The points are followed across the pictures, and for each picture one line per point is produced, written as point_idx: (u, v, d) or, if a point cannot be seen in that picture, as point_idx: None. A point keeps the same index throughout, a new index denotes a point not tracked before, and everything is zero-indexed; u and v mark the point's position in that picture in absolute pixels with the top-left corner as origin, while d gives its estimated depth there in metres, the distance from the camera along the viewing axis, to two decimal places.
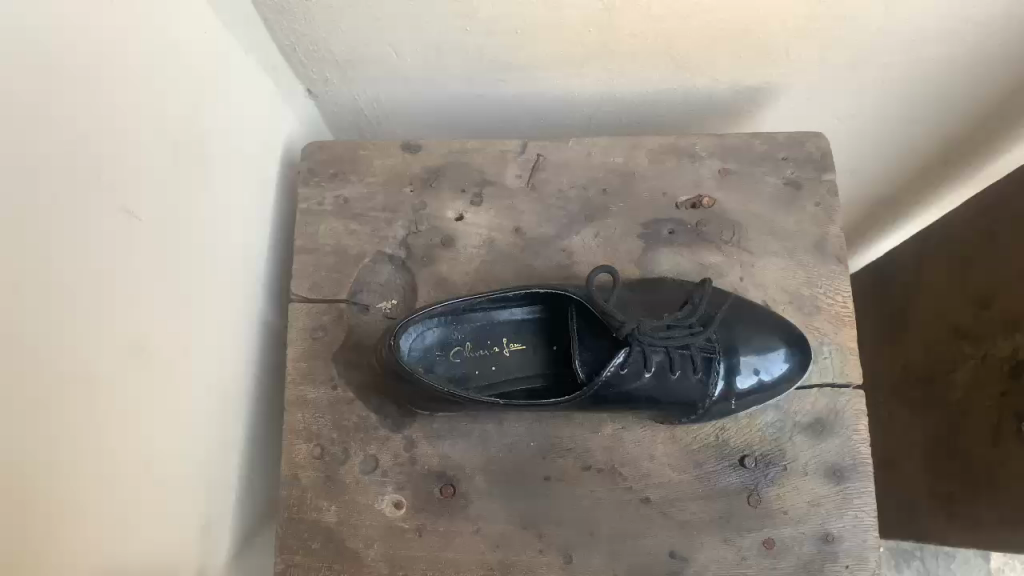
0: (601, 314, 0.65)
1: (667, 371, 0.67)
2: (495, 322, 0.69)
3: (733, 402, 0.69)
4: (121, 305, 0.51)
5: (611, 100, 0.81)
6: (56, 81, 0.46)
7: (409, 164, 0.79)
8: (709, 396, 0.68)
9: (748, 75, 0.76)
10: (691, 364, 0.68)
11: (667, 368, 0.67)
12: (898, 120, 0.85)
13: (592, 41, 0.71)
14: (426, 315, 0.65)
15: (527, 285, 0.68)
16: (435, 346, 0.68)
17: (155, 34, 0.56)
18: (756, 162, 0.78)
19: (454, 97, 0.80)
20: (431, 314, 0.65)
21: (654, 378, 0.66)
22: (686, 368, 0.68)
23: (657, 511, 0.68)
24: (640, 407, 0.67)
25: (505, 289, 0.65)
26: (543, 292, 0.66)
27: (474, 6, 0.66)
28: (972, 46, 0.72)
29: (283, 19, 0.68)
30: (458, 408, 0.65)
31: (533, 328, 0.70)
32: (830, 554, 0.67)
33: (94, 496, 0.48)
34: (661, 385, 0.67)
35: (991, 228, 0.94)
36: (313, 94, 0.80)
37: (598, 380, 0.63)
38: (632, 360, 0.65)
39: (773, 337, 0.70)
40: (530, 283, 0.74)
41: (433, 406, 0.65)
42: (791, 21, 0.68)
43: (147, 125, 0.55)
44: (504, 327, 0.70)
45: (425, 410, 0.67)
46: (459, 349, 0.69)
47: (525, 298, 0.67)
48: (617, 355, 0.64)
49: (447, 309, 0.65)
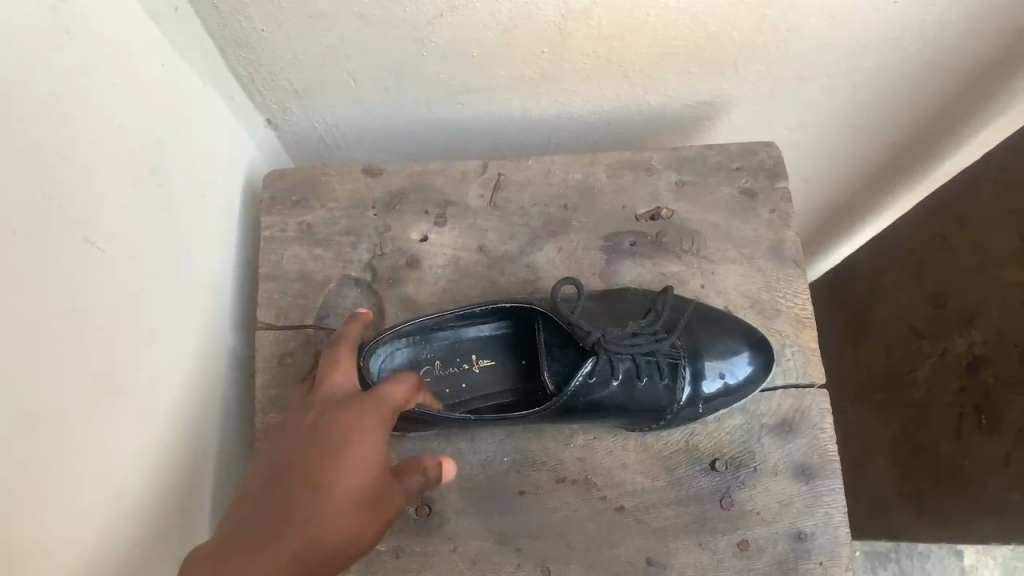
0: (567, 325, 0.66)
1: (635, 379, 0.68)
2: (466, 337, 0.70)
3: (701, 402, 0.70)
4: (94, 338, 0.52)
5: (568, 119, 0.82)
6: (20, 117, 0.46)
7: (371, 188, 0.79)
8: (679, 399, 0.70)
9: (699, 89, 0.79)
10: (658, 369, 0.69)
11: (635, 376, 0.68)
12: (846, 129, 0.87)
13: (544, 62, 0.73)
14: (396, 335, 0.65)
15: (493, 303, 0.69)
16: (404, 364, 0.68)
17: (112, 68, 0.56)
18: (710, 172, 0.80)
19: (413, 122, 0.81)
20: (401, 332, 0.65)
21: (624, 389, 0.68)
22: (653, 375, 0.69)
23: (632, 519, 0.69)
24: (611, 414, 0.68)
25: (475, 303, 0.66)
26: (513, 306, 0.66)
27: (430, 30, 0.68)
28: (911, 53, 0.75)
29: (240, 50, 0.69)
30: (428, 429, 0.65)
31: (502, 340, 0.71)
32: (804, 551, 0.68)
33: (70, 532, 0.47)
34: (631, 393, 0.68)
35: (941, 231, 1.00)
36: (273, 124, 0.81)
37: (568, 391, 0.64)
38: (598, 369, 0.66)
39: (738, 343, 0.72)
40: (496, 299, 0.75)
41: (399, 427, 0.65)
42: (738, 36, 0.71)
43: (108, 156, 0.55)
44: (475, 341, 0.70)
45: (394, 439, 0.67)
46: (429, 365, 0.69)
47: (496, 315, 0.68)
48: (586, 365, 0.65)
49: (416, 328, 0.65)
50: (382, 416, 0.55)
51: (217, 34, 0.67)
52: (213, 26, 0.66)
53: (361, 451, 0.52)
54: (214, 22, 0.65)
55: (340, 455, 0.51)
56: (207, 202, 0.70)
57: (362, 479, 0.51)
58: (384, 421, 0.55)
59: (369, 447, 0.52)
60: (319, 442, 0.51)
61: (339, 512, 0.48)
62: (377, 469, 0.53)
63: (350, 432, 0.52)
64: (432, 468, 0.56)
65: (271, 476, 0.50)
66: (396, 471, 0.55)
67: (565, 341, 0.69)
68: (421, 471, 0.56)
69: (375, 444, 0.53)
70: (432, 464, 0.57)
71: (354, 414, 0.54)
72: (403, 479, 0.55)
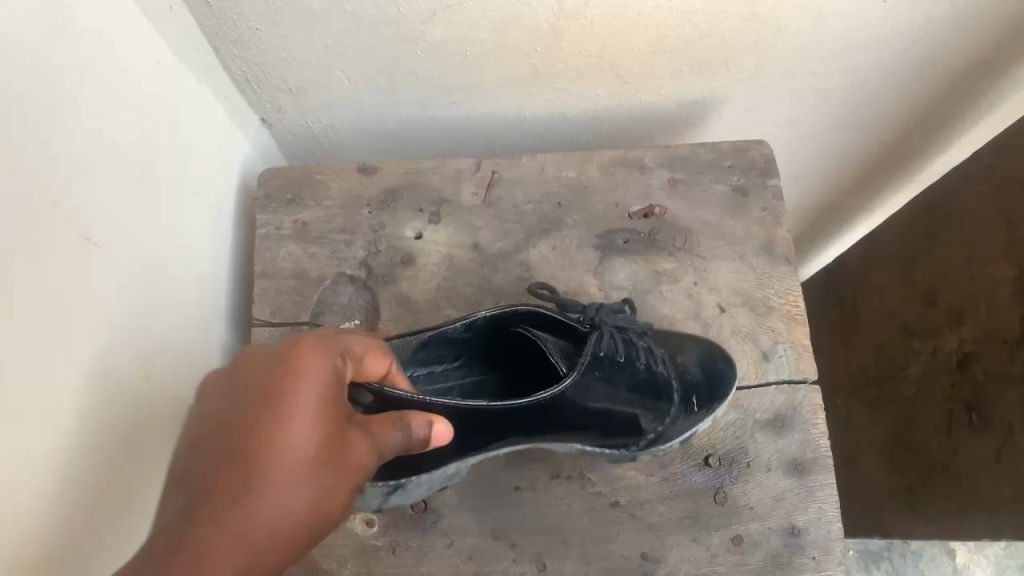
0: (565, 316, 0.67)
1: (624, 369, 0.66)
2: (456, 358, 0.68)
3: (677, 435, 0.66)
4: (91, 334, 0.52)
5: (562, 118, 0.83)
6: (16, 114, 0.47)
7: (366, 186, 0.80)
8: (661, 421, 0.67)
9: (691, 88, 0.79)
10: (645, 375, 0.67)
11: (631, 365, 0.67)
12: (837, 128, 0.88)
13: (537, 61, 0.73)
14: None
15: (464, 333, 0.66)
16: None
17: (105, 66, 0.56)
18: (702, 170, 0.81)
19: (407, 121, 0.82)
20: None
21: (608, 375, 0.66)
22: (645, 374, 0.67)
23: (627, 514, 0.69)
24: (587, 435, 0.65)
25: (465, 314, 0.64)
26: (503, 316, 0.64)
27: (424, 29, 0.68)
28: (899, 52, 0.76)
29: (233, 49, 0.69)
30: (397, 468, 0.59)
31: (491, 361, 0.70)
32: (797, 546, 0.68)
33: (66, 521, 0.48)
34: (615, 389, 0.66)
35: (929, 229, 1.01)
36: (267, 123, 0.81)
37: (555, 390, 0.61)
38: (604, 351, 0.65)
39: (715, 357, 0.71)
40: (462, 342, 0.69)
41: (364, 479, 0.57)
42: (730, 34, 0.71)
43: (103, 155, 0.55)
44: (466, 360, 0.69)
45: (367, 491, 0.59)
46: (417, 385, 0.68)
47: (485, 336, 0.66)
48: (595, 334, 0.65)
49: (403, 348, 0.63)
50: (326, 378, 0.51)
51: (212, 33, 0.67)
52: (206, 24, 0.66)
53: (309, 417, 0.49)
54: (209, 21, 0.65)
55: (287, 428, 0.48)
56: (201, 200, 0.70)
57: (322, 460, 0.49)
58: (337, 388, 0.52)
59: (322, 420, 0.50)
60: (254, 416, 0.48)
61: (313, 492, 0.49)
62: (339, 443, 0.51)
63: (285, 402, 0.49)
64: (410, 428, 0.54)
65: (208, 457, 0.47)
66: (367, 439, 0.53)
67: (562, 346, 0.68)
68: (395, 429, 0.54)
69: (331, 407, 0.51)
70: (407, 421, 0.54)
71: (288, 380, 0.49)
72: (376, 437, 0.53)
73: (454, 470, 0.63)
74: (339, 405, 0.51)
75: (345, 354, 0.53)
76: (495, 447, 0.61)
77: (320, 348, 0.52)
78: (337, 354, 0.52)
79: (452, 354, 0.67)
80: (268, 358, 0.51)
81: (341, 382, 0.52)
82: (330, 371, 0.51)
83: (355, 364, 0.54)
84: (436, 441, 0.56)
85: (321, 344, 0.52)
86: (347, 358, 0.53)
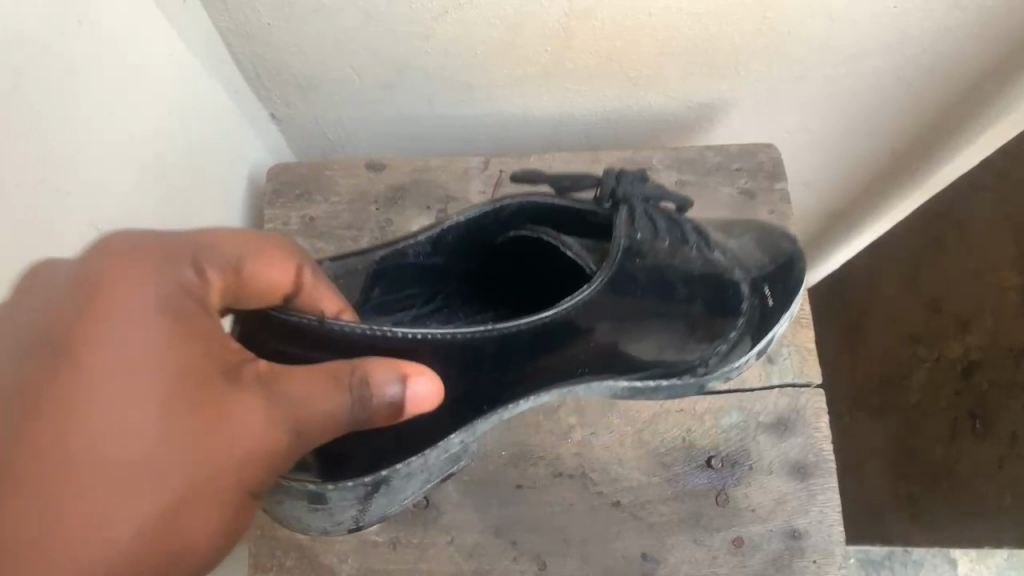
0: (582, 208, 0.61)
1: (668, 258, 0.59)
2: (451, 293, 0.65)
3: (734, 362, 0.60)
4: None
5: (571, 119, 0.83)
6: (27, 103, 0.47)
7: (374, 183, 0.80)
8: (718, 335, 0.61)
9: (700, 91, 0.79)
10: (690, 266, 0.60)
11: (672, 251, 0.59)
12: (845, 134, 0.88)
13: (546, 61, 0.73)
14: (347, 269, 0.58)
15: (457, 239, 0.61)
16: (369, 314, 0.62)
17: (119, 59, 0.57)
18: (710, 172, 0.81)
19: (416, 119, 0.82)
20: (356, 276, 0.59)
21: (651, 265, 0.58)
22: (688, 257, 0.60)
23: (629, 514, 0.69)
24: (645, 355, 0.59)
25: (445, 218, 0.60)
26: (493, 216, 0.60)
27: (435, 26, 0.68)
28: (909, 58, 0.76)
29: (245, 43, 0.70)
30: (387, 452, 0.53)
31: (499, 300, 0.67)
32: (797, 549, 0.68)
33: None
34: (665, 285, 0.59)
35: (941, 237, 1.03)
36: (276, 118, 0.81)
37: (572, 302, 0.55)
38: (640, 225, 0.59)
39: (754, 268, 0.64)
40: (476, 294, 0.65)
41: (330, 480, 0.50)
42: (740, 36, 0.71)
43: (114, 147, 0.56)
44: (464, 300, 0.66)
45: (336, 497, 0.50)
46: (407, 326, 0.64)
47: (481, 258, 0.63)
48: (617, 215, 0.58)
49: (384, 259, 0.58)
50: (168, 297, 0.42)
51: (224, 27, 0.68)
52: (218, 18, 0.66)
53: (155, 357, 0.40)
54: (221, 15, 0.66)
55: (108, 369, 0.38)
56: (210, 193, 0.71)
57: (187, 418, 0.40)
58: (190, 313, 0.43)
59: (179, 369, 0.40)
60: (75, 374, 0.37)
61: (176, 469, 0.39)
62: (212, 404, 0.41)
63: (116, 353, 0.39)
64: (378, 386, 0.45)
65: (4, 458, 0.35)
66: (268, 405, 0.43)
67: (586, 244, 0.63)
68: (344, 394, 0.44)
69: (185, 343, 0.41)
70: (374, 380, 0.45)
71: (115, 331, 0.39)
72: (309, 391, 0.44)
73: (456, 455, 0.58)
74: (204, 341, 0.42)
75: (205, 263, 0.45)
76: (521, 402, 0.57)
77: (164, 253, 0.43)
78: (187, 263, 0.44)
79: (440, 285, 0.63)
80: (59, 282, 0.40)
81: (200, 304, 0.44)
82: (170, 286, 0.43)
83: (235, 275, 0.47)
84: (420, 408, 0.47)
85: (157, 245, 0.43)
86: (203, 267, 0.45)
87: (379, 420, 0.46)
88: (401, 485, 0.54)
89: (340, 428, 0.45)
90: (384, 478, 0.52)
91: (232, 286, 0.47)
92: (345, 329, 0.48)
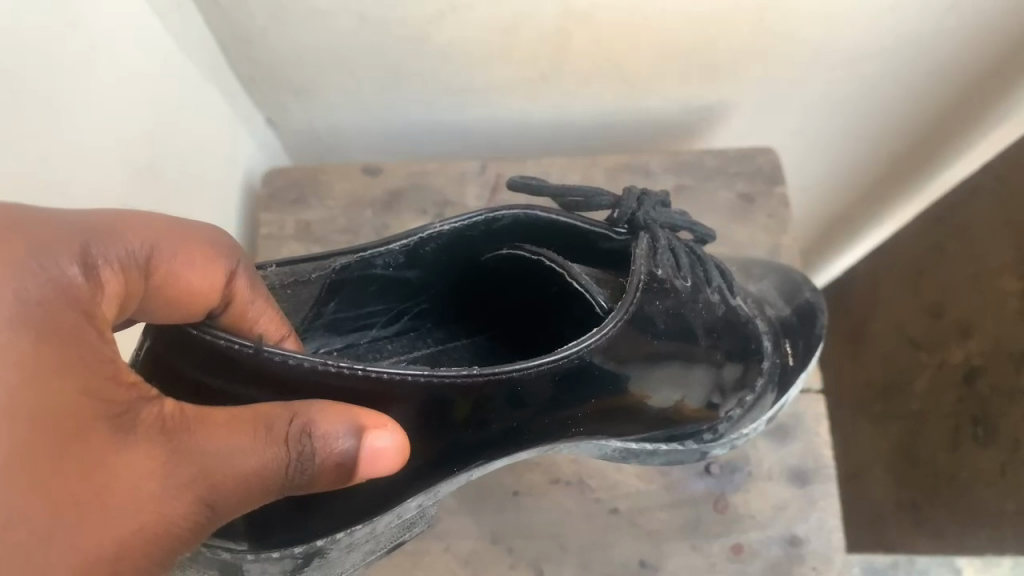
0: (593, 231, 0.59)
1: (687, 300, 0.58)
2: (416, 305, 0.61)
3: (744, 430, 0.65)
4: None
5: (569, 125, 0.82)
6: (19, 104, 0.47)
7: (370, 187, 0.80)
8: (732, 390, 0.64)
9: (699, 95, 0.79)
10: (708, 311, 0.60)
11: (691, 292, 0.59)
12: (844, 138, 0.88)
13: (542, 65, 0.73)
14: (298, 277, 0.52)
15: (432, 259, 0.57)
16: (321, 327, 0.57)
17: (114, 61, 0.57)
18: (708, 176, 0.80)
19: (413, 123, 0.81)
20: (303, 293, 0.53)
21: (673, 307, 0.57)
22: (705, 302, 0.60)
23: (625, 520, 0.68)
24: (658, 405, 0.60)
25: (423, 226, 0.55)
26: (482, 226, 0.57)
27: (430, 30, 0.68)
28: (905, 64, 0.76)
29: (239, 46, 0.70)
30: (322, 526, 0.48)
31: (467, 316, 0.64)
32: (797, 555, 0.67)
33: None
34: (685, 327, 0.58)
35: (941, 242, 0.99)
36: (273, 123, 0.81)
37: (582, 346, 0.49)
38: (668, 265, 0.58)
39: (772, 314, 0.68)
40: (450, 301, 0.62)
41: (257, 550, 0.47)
42: (740, 38, 0.71)
43: (109, 148, 0.56)
44: (430, 313, 0.62)
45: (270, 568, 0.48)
46: (364, 339, 0.60)
47: (456, 265, 0.59)
48: (639, 243, 0.57)
49: (346, 267, 0.53)
50: (39, 300, 0.34)
51: (217, 27, 0.68)
52: (214, 22, 0.67)
53: (16, 390, 0.32)
54: (218, 22, 0.67)
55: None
56: (205, 197, 0.70)
57: (55, 474, 0.33)
58: (68, 320, 0.34)
59: (50, 410, 0.33)
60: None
61: (35, 545, 0.32)
62: (92, 458, 0.35)
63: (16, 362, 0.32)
64: (324, 439, 0.39)
65: None
66: (165, 468, 0.37)
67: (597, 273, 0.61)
68: (279, 446, 0.39)
69: (65, 367, 0.34)
70: (320, 432, 0.39)
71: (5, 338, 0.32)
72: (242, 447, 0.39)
73: (410, 521, 0.55)
74: (82, 369, 0.34)
75: (97, 255, 0.37)
76: (496, 458, 0.53)
77: (44, 236, 0.35)
78: (72, 255, 0.35)
79: (405, 298, 0.59)
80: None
81: (86, 311, 0.35)
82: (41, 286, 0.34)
83: (144, 275, 0.40)
84: (378, 465, 0.41)
85: (32, 230, 0.34)
86: (94, 262, 0.36)
87: (319, 485, 0.41)
88: (338, 556, 0.51)
89: (269, 486, 0.40)
90: (317, 550, 0.49)
91: (140, 287, 0.40)
92: (287, 361, 0.40)
